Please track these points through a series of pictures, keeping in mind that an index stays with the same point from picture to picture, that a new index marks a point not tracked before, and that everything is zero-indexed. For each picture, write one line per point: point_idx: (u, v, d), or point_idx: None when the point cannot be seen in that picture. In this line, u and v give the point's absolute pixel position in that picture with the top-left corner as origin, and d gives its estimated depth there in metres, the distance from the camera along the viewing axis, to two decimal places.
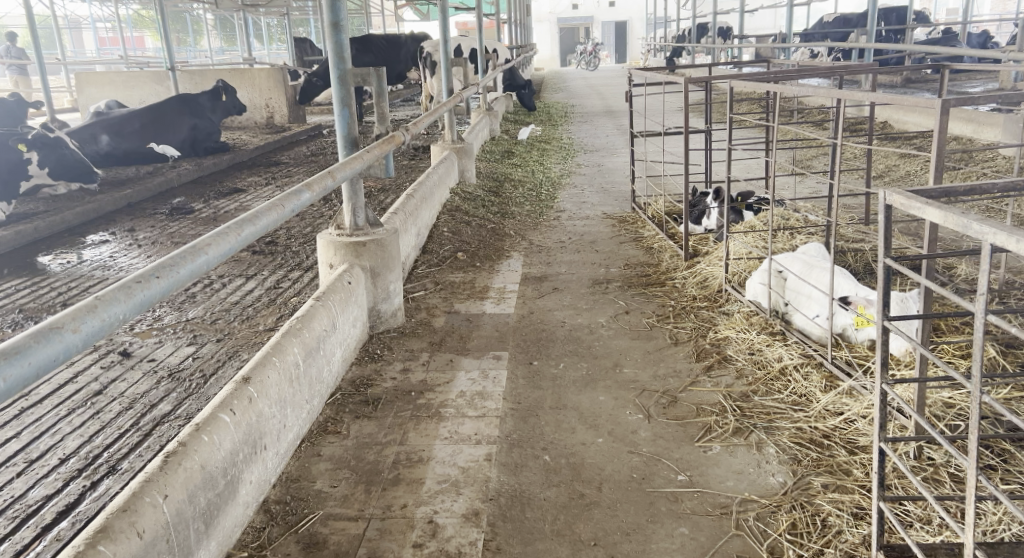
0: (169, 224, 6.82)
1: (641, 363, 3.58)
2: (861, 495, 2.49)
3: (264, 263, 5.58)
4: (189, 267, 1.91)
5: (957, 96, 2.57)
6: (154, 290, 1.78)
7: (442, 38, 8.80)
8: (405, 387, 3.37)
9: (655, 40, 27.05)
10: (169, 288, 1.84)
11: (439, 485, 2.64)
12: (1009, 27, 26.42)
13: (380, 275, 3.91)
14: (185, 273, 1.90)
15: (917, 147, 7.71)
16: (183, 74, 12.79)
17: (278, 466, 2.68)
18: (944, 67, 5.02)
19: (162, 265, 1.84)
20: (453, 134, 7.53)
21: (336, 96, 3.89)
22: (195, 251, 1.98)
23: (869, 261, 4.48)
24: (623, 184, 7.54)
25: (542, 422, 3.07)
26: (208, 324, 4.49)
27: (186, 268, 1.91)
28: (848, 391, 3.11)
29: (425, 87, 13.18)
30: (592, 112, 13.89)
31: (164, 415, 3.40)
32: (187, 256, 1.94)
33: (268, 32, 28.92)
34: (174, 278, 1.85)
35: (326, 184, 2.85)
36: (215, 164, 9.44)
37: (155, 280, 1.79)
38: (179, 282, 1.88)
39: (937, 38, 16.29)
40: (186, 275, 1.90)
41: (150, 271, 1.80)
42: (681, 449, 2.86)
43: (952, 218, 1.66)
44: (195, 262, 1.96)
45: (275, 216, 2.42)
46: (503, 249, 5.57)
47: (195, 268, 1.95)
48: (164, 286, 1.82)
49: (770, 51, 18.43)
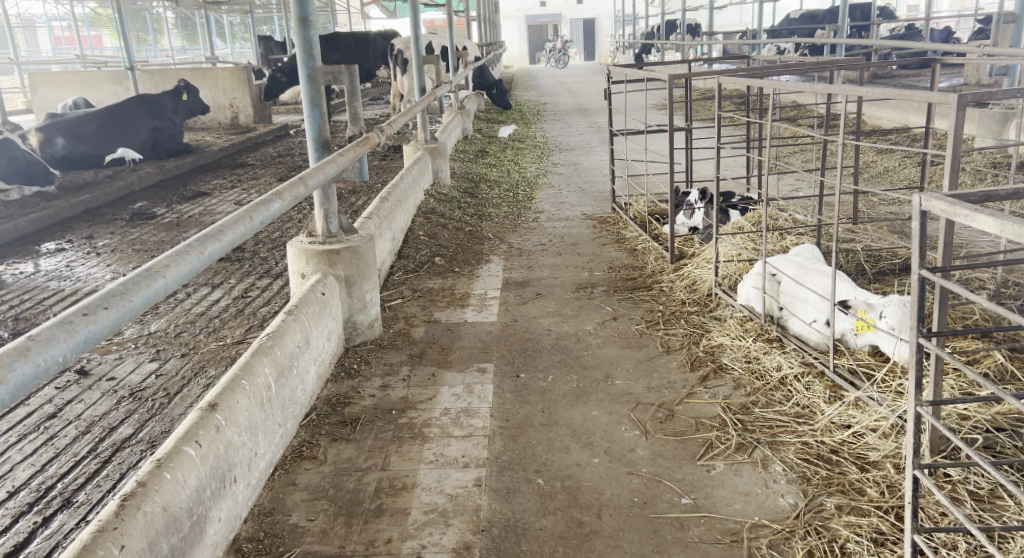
0: (129, 231, 6.52)
1: (633, 375, 3.40)
2: (879, 518, 2.34)
3: (231, 271, 5.34)
4: (144, 294, 1.69)
5: (973, 92, 2.44)
6: (101, 324, 1.56)
7: (412, 34, 8.53)
8: (385, 406, 3.16)
9: (624, 35, 26.89)
10: (120, 320, 1.62)
11: (426, 516, 2.44)
12: (969, 22, 26.77)
13: (356, 284, 3.70)
14: (139, 301, 1.68)
15: (896, 142, 7.63)
16: (144, 74, 12.43)
17: (249, 499, 2.45)
18: (933, 62, 4.90)
19: (110, 295, 1.62)
20: (426, 134, 7.31)
21: (305, 96, 3.64)
22: (150, 275, 1.76)
23: (862, 262, 4.34)
24: (601, 183, 7.37)
25: (534, 441, 2.88)
26: (171, 337, 4.24)
27: (139, 296, 1.68)
28: (854, 402, 2.97)
29: (394, 86, 12.92)
30: (565, 109, 13.72)
31: (124, 440, 3.17)
32: (142, 281, 1.72)
33: (232, 31, 28.44)
34: (126, 308, 1.64)
35: (298, 192, 2.63)
36: (177, 167, 9.13)
37: (103, 312, 1.57)
38: (132, 313, 1.66)
39: (903, 34, 16.38)
40: (140, 304, 1.68)
41: (97, 302, 1.58)
42: (682, 469, 2.69)
43: (1008, 226, 1.49)
44: (151, 288, 1.73)
45: (243, 229, 2.20)
46: (482, 252, 5.37)
47: (150, 294, 1.73)
48: (114, 319, 1.60)
49: (740, 47, 18.45)
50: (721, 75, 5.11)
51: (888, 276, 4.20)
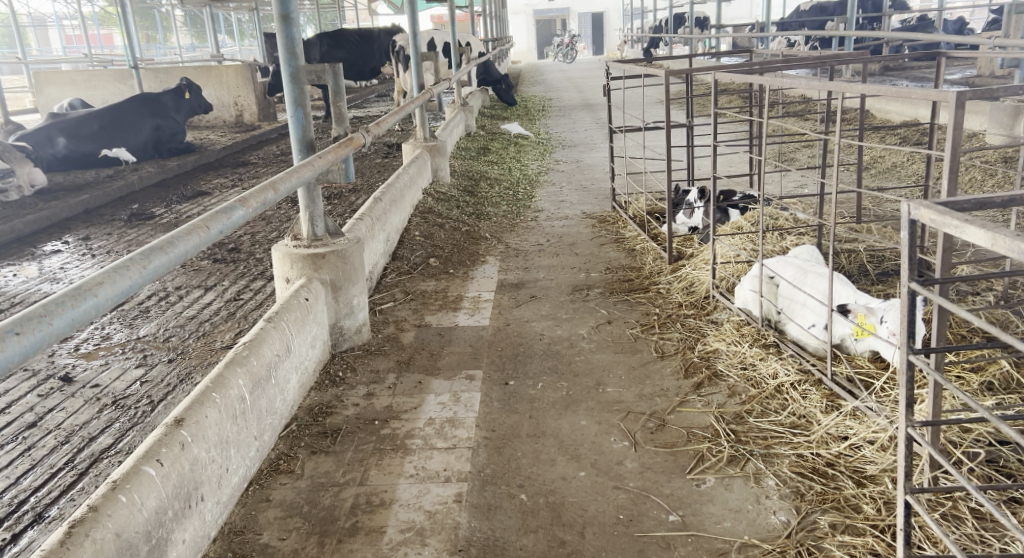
0: (127, 232, 6.46)
1: (625, 382, 3.29)
2: (875, 539, 2.25)
3: (224, 273, 5.26)
4: (67, 316, 1.56)
5: (972, 88, 2.32)
6: (15, 352, 1.41)
7: (412, 31, 8.42)
8: (368, 415, 3.07)
9: (632, 29, 26.68)
10: (37, 346, 1.48)
11: (402, 535, 2.36)
12: (984, 13, 26.37)
13: (342, 288, 3.61)
14: (62, 324, 1.55)
15: (905, 137, 7.47)
16: (148, 73, 12.37)
17: (219, 516, 2.38)
18: (939, 55, 4.75)
19: (27, 318, 1.48)
20: (425, 132, 7.20)
21: (288, 96, 3.56)
22: (80, 294, 1.63)
23: (865, 264, 4.22)
24: (602, 181, 7.26)
25: (519, 453, 2.79)
26: (160, 342, 4.16)
27: (64, 316, 1.56)
28: (852, 412, 2.86)
29: (398, 82, 12.82)
30: (570, 105, 13.57)
31: (102, 451, 3.08)
32: (68, 302, 1.59)
33: (241, 28, 28.45)
34: (45, 332, 1.49)
35: (264, 199, 2.55)
36: (178, 166, 9.07)
37: (15, 337, 1.42)
38: (53, 337, 1.52)
39: (915, 26, 16.14)
40: (62, 326, 1.54)
41: (8, 327, 1.43)
42: (671, 484, 2.59)
43: (997, 239, 1.40)
44: (78, 308, 1.60)
45: (195, 240, 2.11)
46: (478, 253, 5.28)
47: (77, 315, 1.60)
48: (28, 346, 1.45)
49: (749, 41, 18.24)
50: (720, 71, 4.99)
51: (891, 277, 4.08)
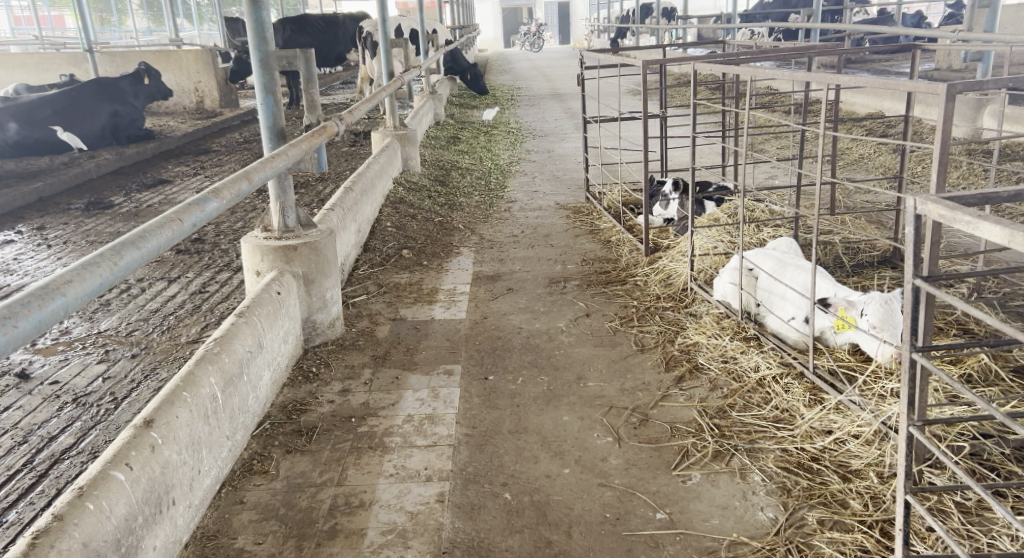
0: (84, 222, 6.24)
1: (607, 376, 3.24)
2: (864, 535, 2.23)
3: (189, 264, 5.11)
4: (35, 317, 1.45)
5: (964, 81, 2.27)
6: None
7: (380, 17, 8.26)
8: (344, 413, 2.98)
9: (597, 18, 26.63)
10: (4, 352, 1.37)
11: (384, 537, 2.28)
12: (937, 9, 26.83)
13: (315, 281, 3.51)
14: (29, 326, 1.44)
15: (871, 129, 7.52)
16: (104, 56, 12.04)
17: (191, 521, 2.28)
18: (913, 48, 4.75)
19: None
20: (395, 120, 7.06)
21: (259, 83, 3.44)
22: (47, 293, 1.53)
23: (842, 256, 4.22)
24: (575, 171, 7.20)
25: (501, 451, 2.72)
26: (122, 336, 4.01)
27: (30, 317, 1.45)
28: (835, 406, 2.85)
29: (364, 70, 12.61)
30: (539, 95, 13.49)
31: (64, 451, 2.94)
32: (34, 302, 1.49)
33: (199, 11, 27.84)
34: (10, 335, 1.39)
35: (238, 189, 2.45)
36: (137, 153, 8.81)
37: None
38: (19, 340, 1.41)
39: (875, 20, 16.33)
40: (29, 328, 1.43)
41: None
42: (657, 480, 2.55)
43: (1015, 237, 1.38)
44: (45, 308, 1.50)
45: (168, 234, 2.01)
46: (452, 244, 5.19)
47: (44, 316, 1.49)
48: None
49: (713, 31, 18.30)
50: (696, 61, 4.92)
51: (866, 269, 4.09)
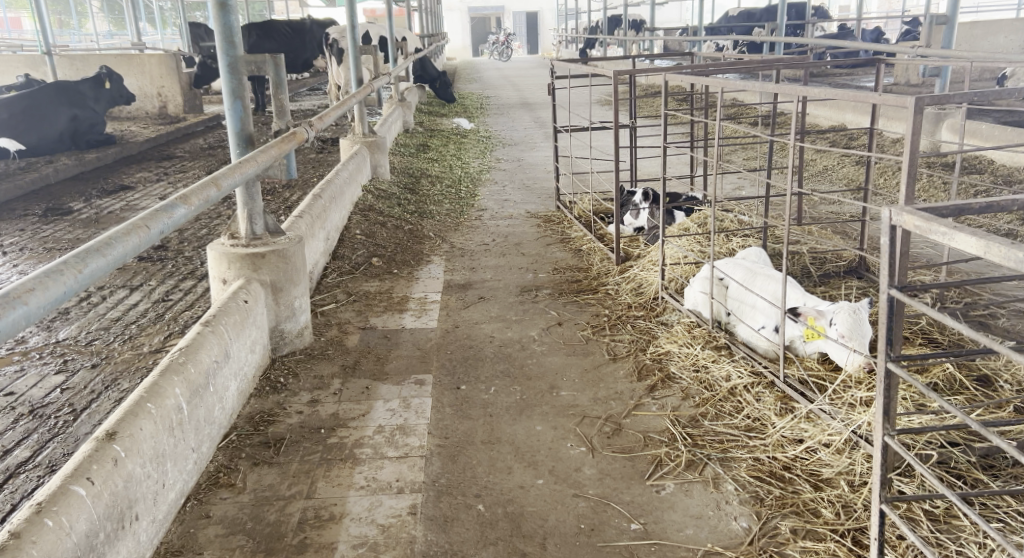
0: (42, 228, 6.10)
1: (579, 386, 3.22)
2: (837, 544, 2.23)
3: (151, 271, 5.01)
4: None
5: (931, 94, 2.26)
6: None
7: (349, 24, 8.18)
8: (313, 424, 2.92)
9: (566, 29, 26.79)
10: None
11: (355, 551, 2.24)
12: (895, 23, 27.36)
13: (283, 290, 3.45)
14: None
15: (835, 140, 7.63)
16: (63, 60, 11.81)
17: (155, 536, 2.22)
18: (879, 62, 4.81)
19: None
20: (364, 127, 7.00)
21: (227, 87, 3.38)
22: (8, 302, 1.47)
23: (810, 266, 4.25)
24: (545, 180, 7.20)
25: (474, 461, 2.69)
26: (82, 345, 3.91)
27: None
28: (806, 415, 2.86)
29: (331, 76, 12.51)
30: (507, 104, 13.51)
31: (19, 464, 2.85)
32: None
33: (162, 16, 27.51)
34: None
35: (207, 195, 2.39)
36: (97, 159, 8.64)
37: None
38: None
39: (836, 35, 16.65)
40: None
41: None
42: (631, 490, 2.53)
43: (993, 247, 1.39)
44: (6, 319, 1.44)
45: (134, 241, 1.95)
46: (423, 253, 5.15)
47: (5, 327, 1.44)
48: None
49: (679, 43, 18.53)
50: (665, 71, 4.93)
51: (833, 279, 4.14)
